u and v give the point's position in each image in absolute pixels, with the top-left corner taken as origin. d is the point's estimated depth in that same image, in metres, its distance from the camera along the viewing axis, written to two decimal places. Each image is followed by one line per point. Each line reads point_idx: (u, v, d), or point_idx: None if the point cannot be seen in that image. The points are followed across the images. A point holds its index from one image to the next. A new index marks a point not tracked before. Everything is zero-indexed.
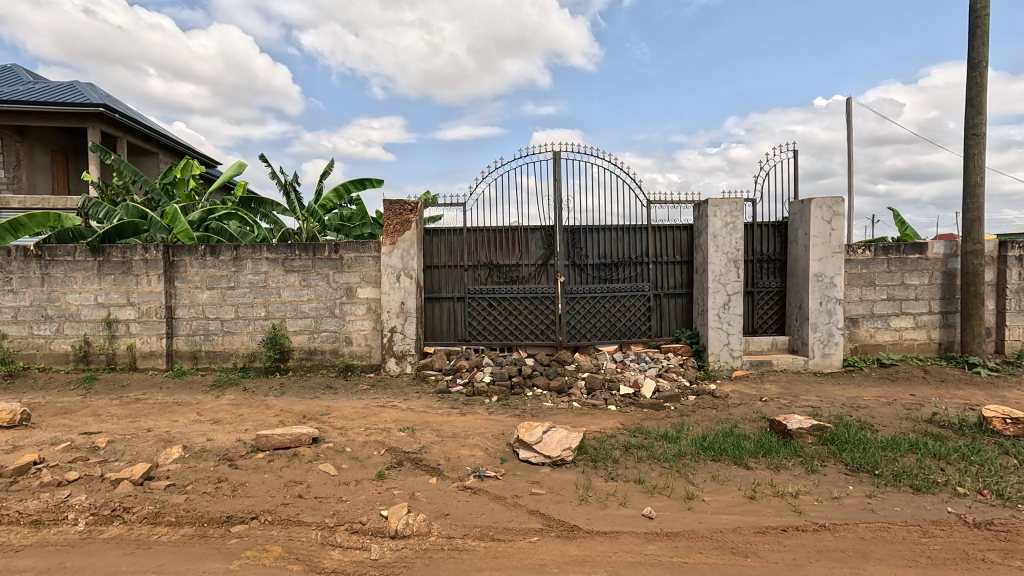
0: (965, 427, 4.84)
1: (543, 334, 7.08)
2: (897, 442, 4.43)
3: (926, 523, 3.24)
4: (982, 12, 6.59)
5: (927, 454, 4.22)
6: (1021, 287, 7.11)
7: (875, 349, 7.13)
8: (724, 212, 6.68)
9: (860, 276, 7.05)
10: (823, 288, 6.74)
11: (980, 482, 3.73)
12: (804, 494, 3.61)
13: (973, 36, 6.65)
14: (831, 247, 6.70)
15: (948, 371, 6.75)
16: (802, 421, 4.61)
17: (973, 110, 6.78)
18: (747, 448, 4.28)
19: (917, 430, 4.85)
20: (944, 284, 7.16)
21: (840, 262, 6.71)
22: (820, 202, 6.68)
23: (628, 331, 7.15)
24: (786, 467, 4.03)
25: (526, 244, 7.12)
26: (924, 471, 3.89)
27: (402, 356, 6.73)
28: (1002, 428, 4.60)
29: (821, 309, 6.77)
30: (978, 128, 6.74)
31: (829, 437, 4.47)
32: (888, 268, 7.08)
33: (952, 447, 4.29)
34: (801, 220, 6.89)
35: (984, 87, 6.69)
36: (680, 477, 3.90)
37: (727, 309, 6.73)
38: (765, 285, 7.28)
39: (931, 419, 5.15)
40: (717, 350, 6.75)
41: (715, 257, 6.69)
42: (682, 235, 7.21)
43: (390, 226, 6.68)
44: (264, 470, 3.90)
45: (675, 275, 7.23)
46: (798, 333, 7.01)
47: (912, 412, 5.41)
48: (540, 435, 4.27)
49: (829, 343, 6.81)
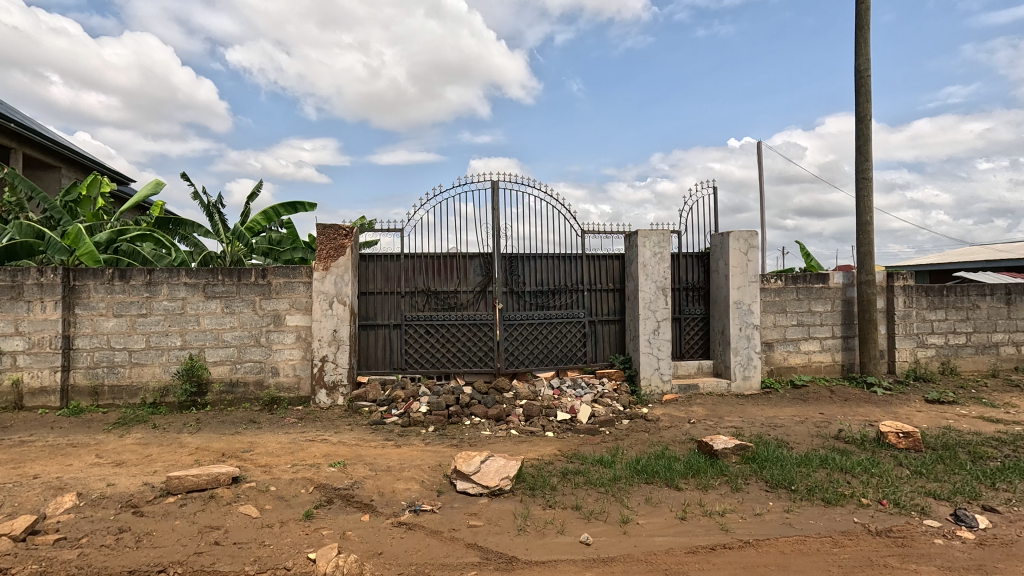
0: (866, 441, 5.31)
1: (481, 361, 7.04)
2: (810, 458, 4.78)
3: (836, 534, 3.49)
4: (866, 73, 7.53)
5: (836, 468, 4.58)
6: (906, 314, 8.00)
7: (788, 371, 7.71)
8: (652, 243, 7.06)
9: (773, 304, 7.65)
10: (741, 315, 7.25)
11: (880, 493, 4.08)
12: (729, 512, 3.78)
13: (859, 93, 7.58)
14: (747, 277, 7.24)
15: (850, 391, 7.40)
16: (726, 441, 4.88)
17: (861, 157, 7.66)
18: (677, 470, 4.45)
19: (826, 446, 5.25)
20: (844, 311, 7.90)
21: (756, 290, 7.26)
22: (737, 235, 7.23)
23: (565, 358, 7.28)
24: (713, 486, 4.22)
25: (464, 271, 7.13)
26: (833, 485, 4.21)
27: (333, 387, 6.44)
28: (896, 441, 5.11)
29: (740, 335, 7.26)
30: (866, 173, 7.61)
31: (749, 455, 4.77)
32: (797, 296, 7.74)
33: (856, 461, 4.68)
34: (721, 251, 7.41)
35: (870, 137, 7.59)
36: (615, 501, 3.97)
37: (657, 335, 7.04)
38: (691, 312, 7.71)
39: (837, 435, 5.60)
40: (649, 374, 7.02)
41: (645, 285, 7.03)
42: (615, 264, 7.52)
43: (323, 251, 6.46)
44: (175, 516, 3.55)
45: (608, 302, 7.50)
46: (721, 357, 7.44)
47: (822, 429, 5.85)
48: (478, 464, 4.20)
49: (748, 366, 7.29)
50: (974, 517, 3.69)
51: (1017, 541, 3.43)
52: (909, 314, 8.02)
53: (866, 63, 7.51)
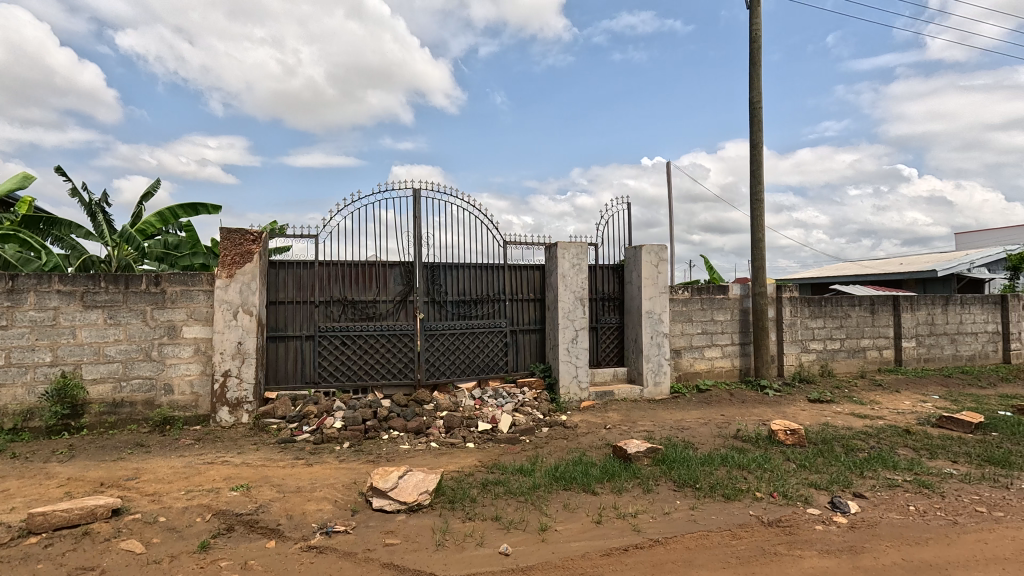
0: (760, 439, 5.81)
1: (400, 373, 6.86)
2: (712, 457, 5.14)
3: (735, 527, 3.77)
4: (758, 105, 8.34)
5: (734, 465, 4.97)
6: (792, 322, 8.89)
7: (693, 376, 8.26)
8: (571, 254, 7.29)
9: (681, 313, 8.19)
10: (653, 324, 7.67)
11: (771, 487, 4.47)
12: (641, 513, 3.96)
13: (753, 122, 8.37)
14: (657, 288, 7.70)
15: (747, 393, 8.07)
16: (638, 444, 5.12)
17: (755, 180, 8.44)
18: (593, 475, 4.59)
19: (726, 445, 5.69)
20: (741, 320, 8.62)
21: (665, 301, 7.73)
22: (649, 248, 7.66)
23: (486, 367, 7.29)
24: (626, 489, 4.41)
25: (384, 280, 6.93)
26: (732, 481, 4.56)
27: (237, 404, 5.96)
28: (785, 438, 5.64)
29: (652, 342, 7.68)
30: (759, 195, 8.41)
31: (659, 457, 5.04)
32: (701, 306, 8.34)
33: (751, 458, 5.11)
34: (634, 264, 7.81)
35: (762, 163, 8.40)
36: (534, 509, 4.01)
37: (575, 344, 7.26)
38: (607, 321, 8.04)
39: (736, 434, 6.08)
40: (567, 382, 7.21)
41: (564, 295, 7.23)
42: (535, 274, 7.67)
43: (227, 257, 5.99)
44: (38, 559, 3.09)
45: (529, 312, 7.62)
46: (634, 364, 7.81)
47: (722, 430, 6.32)
48: (395, 480, 4.07)
49: (658, 372, 7.72)
50: (847, 503, 4.16)
51: (880, 522, 3.90)
52: (794, 323, 8.92)
53: (758, 95, 8.32)
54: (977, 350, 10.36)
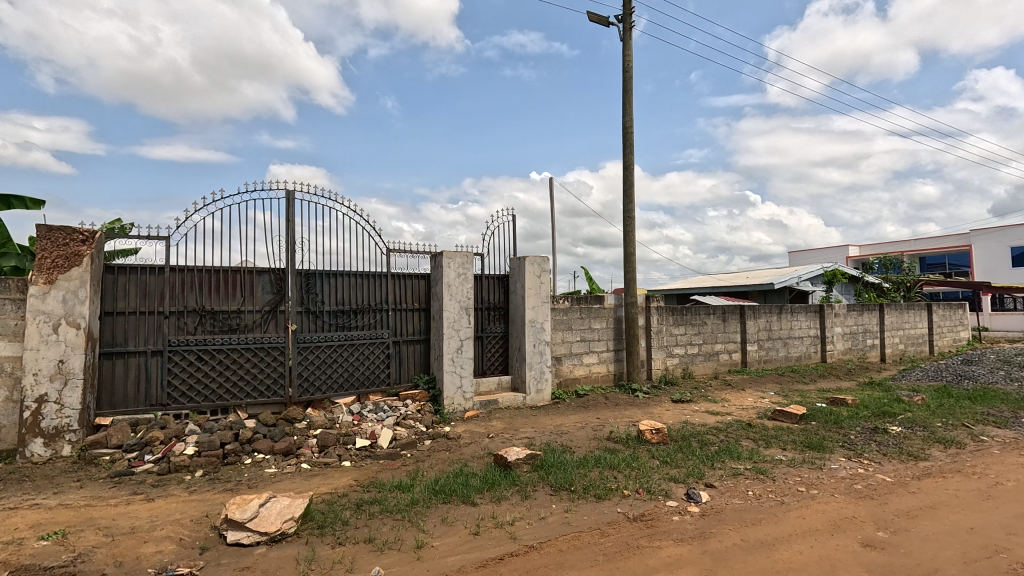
0: (629, 439, 6.25)
1: (268, 390, 6.29)
2: (587, 459, 5.41)
3: (603, 525, 3.99)
4: (630, 129, 9.07)
5: (606, 465, 5.27)
6: (659, 329, 9.74)
7: (573, 382, 8.67)
8: (457, 264, 7.28)
9: (561, 322, 8.57)
10: (535, 332, 7.92)
11: (637, 483, 4.82)
12: (518, 520, 4.03)
13: (626, 145, 9.08)
14: (540, 298, 7.98)
15: (620, 396, 8.65)
16: (518, 452, 5.22)
17: (627, 199, 9.15)
18: (474, 486, 4.58)
19: (600, 447, 6.03)
20: (616, 328, 9.25)
21: (547, 310, 8.04)
22: (532, 259, 7.92)
23: (366, 381, 6.97)
24: (506, 497, 4.46)
25: (250, 288, 6.34)
26: (603, 481, 4.83)
27: (56, 435, 5.03)
28: (651, 437, 6.13)
29: (534, 351, 7.92)
30: (631, 212, 9.12)
31: (538, 463, 5.19)
32: (580, 315, 8.81)
33: (621, 457, 5.47)
34: (518, 274, 8.02)
35: (633, 183, 9.13)
36: (411, 526, 3.89)
37: (460, 354, 7.23)
38: (492, 331, 8.14)
39: (609, 436, 6.48)
40: (452, 393, 7.15)
41: (449, 305, 7.19)
42: (420, 283, 7.53)
43: (45, 260, 5.07)
44: None
45: (413, 322, 7.45)
46: (518, 372, 7.99)
47: (597, 432, 6.70)
48: (255, 509, 3.70)
49: (540, 380, 7.98)
50: (699, 493, 4.61)
51: (725, 508, 4.38)
52: (661, 330, 9.79)
53: (631, 121, 9.06)
54: (803, 351, 12.20)
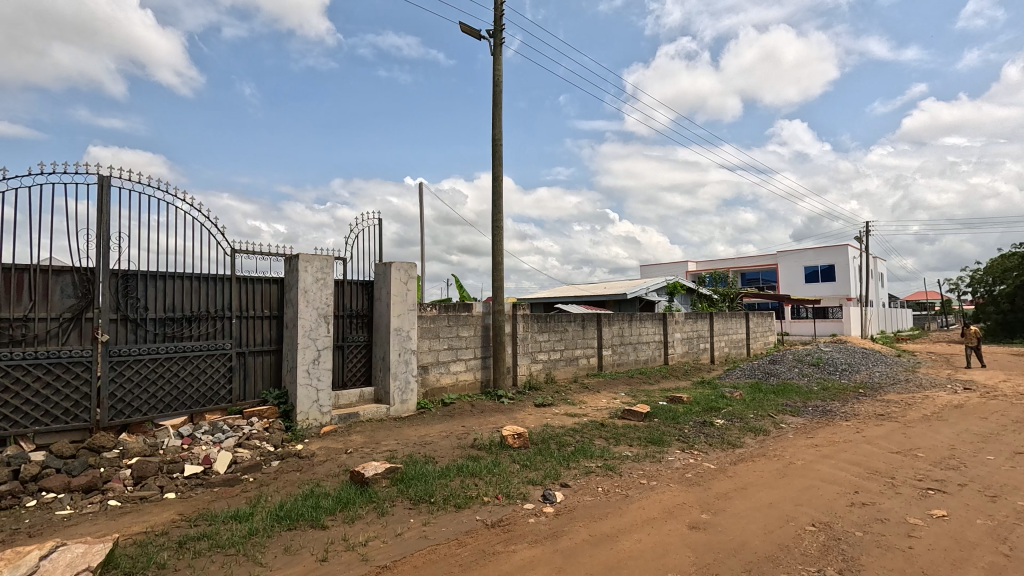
0: (492, 445, 6.32)
1: (67, 414, 5.23)
2: (449, 468, 5.35)
3: (461, 535, 3.95)
4: (499, 141, 9.31)
5: (468, 473, 5.26)
6: (524, 336, 10.09)
7: (439, 391, 8.57)
8: (314, 268, 6.77)
9: (428, 330, 8.44)
10: (401, 341, 7.68)
11: (497, 489, 4.87)
12: (372, 540, 3.81)
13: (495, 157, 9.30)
14: (406, 305, 7.77)
15: (486, 403, 8.75)
16: (377, 466, 4.98)
17: (496, 209, 9.36)
18: (325, 507, 4.25)
19: (463, 455, 6.01)
20: (483, 335, 9.36)
21: (413, 318, 7.86)
22: (398, 265, 7.69)
23: (202, 398, 6.14)
24: (360, 516, 4.20)
25: (43, 290, 5.24)
26: (464, 490, 4.81)
27: None
28: (513, 441, 6.28)
29: (399, 360, 7.66)
30: (499, 222, 9.34)
31: (398, 476, 5.00)
32: (448, 323, 8.76)
33: (483, 464, 5.50)
34: (383, 280, 7.72)
35: (502, 194, 9.37)
36: (246, 561, 3.47)
37: (316, 365, 6.72)
38: (353, 340, 7.71)
39: (472, 444, 6.49)
40: (306, 408, 6.60)
41: (305, 312, 6.65)
42: (271, 288, 6.86)
43: None
44: None
45: (262, 331, 6.76)
46: (381, 383, 7.67)
47: (461, 441, 6.67)
48: (34, 564, 3.04)
49: (405, 390, 7.74)
50: (555, 493, 4.81)
51: (577, 506, 4.62)
52: (526, 337, 10.15)
53: (499, 133, 9.30)
54: (649, 355, 13.54)
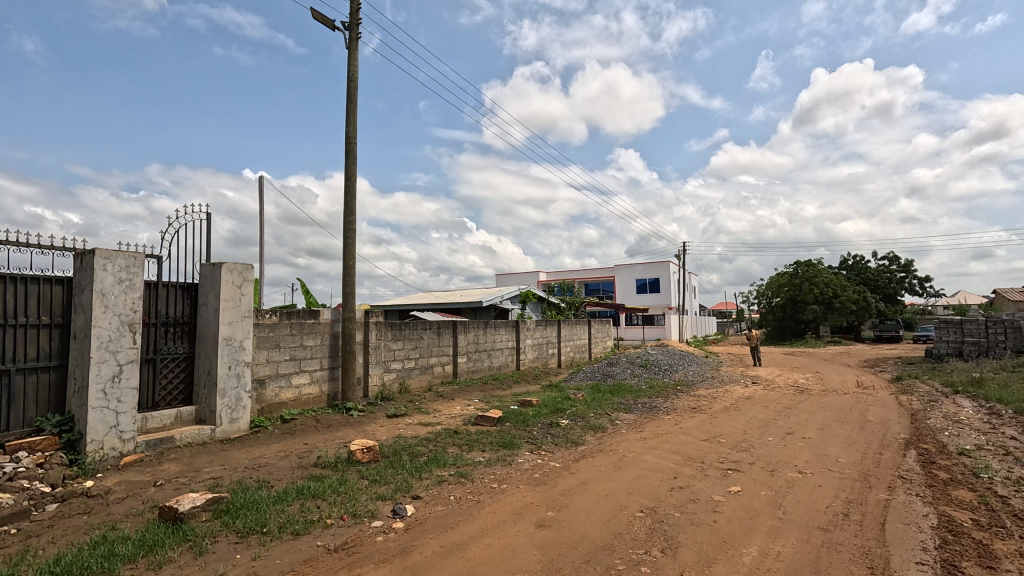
0: (339, 462, 5.89)
1: None
2: (286, 492, 4.84)
3: (298, 566, 3.58)
4: (354, 140, 8.85)
5: (309, 495, 4.81)
6: (376, 345, 9.66)
7: (278, 407, 7.75)
8: (117, 266, 5.67)
9: (266, 339, 7.61)
10: (232, 352, 6.79)
11: (342, 509, 4.54)
12: None
13: (348, 155, 8.81)
14: (239, 312, 6.91)
15: (332, 417, 8.15)
16: (195, 498, 4.30)
17: (348, 210, 8.85)
18: (121, 555, 3.52)
19: (304, 476, 5.49)
20: (331, 345, 8.74)
21: (248, 326, 7.02)
22: (230, 267, 6.82)
23: None
24: (170, 560, 3.57)
25: None
26: (303, 514, 4.38)
27: None
28: (361, 456, 5.93)
29: (229, 374, 6.76)
30: (352, 224, 8.85)
31: (222, 507, 4.37)
32: (290, 332, 8.01)
33: (327, 484, 5.09)
34: (211, 283, 6.77)
35: (355, 195, 8.89)
36: None
37: (117, 383, 5.61)
38: (170, 352, 6.61)
39: (315, 462, 5.97)
40: (100, 435, 5.45)
41: (102, 319, 5.50)
42: (54, 290, 5.58)
43: None
44: None
45: (39, 343, 5.44)
46: (205, 401, 6.68)
47: (302, 460, 6.10)
48: None
49: (236, 408, 6.84)
50: (405, 507, 4.63)
51: (428, 518, 4.50)
52: (378, 345, 9.72)
53: (354, 131, 8.84)
54: (502, 361, 13.95)
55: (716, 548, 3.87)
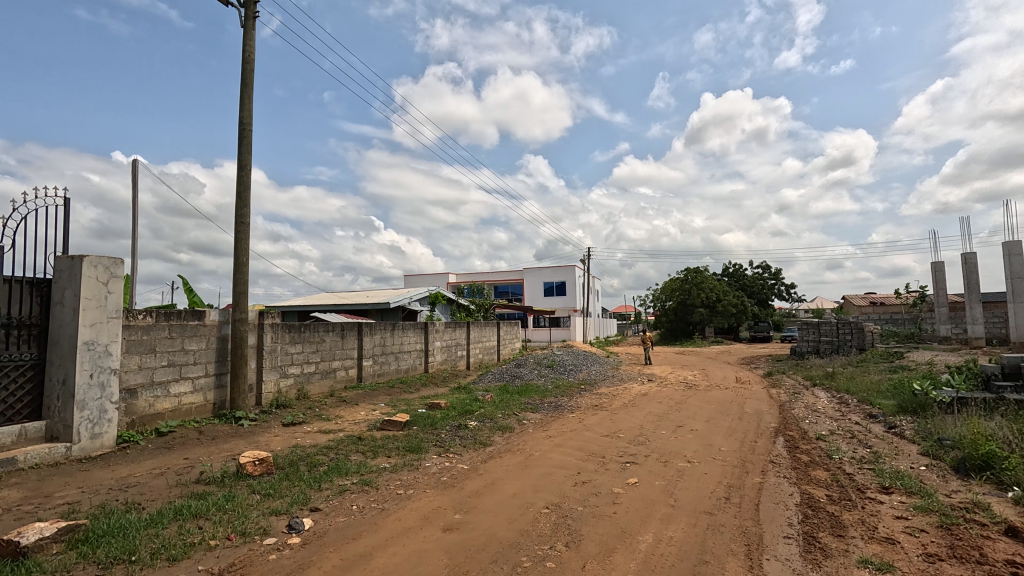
0: (225, 477, 5.38)
1: None
2: (161, 513, 4.32)
3: None
4: (248, 127, 8.17)
5: (189, 515, 4.34)
6: (272, 348, 8.98)
7: (153, 419, 6.91)
8: None
9: (139, 343, 6.76)
10: (94, 358, 5.95)
11: (229, 528, 4.14)
12: None
13: (242, 143, 8.11)
14: (105, 312, 6.08)
15: (218, 428, 7.42)
16: (43, 528, 3.69)
17: (241, 202, 8.15)
18: None
19: (184, 494, 4.94)
20: (218, 348, 7.97)
21: (116, 328, 6.20)
22: (94, 261, 5.98)
23: None
24: None
25: None
26: (182, 537, 3.93)
27: None
28: (252, 469, 5.47)
29: (91, 383, 5.91)
30: (245, 218, 8.16)
31: (79, 537, 3.79)
32: (169, 335, 7.19)
33: (212, 501, 4.62)
34: (69, 279, 5.89)
35: (249, 186, 8.21)
36: None
37: None
38: (13, 358, 5.63)
39: (197, 479, 5.40)
40: None
41: None
42: None
43: None
44: None
45: None
46: (59, 416, 5.78)
47: (181, 477, 5.48)
48: None
49: (99, 422, 5.99)
50: (302, 521, 4.34)
51: (327, 530, 4.25)
52: (274, 349, 9.05)
53: (249, 117, 8.16)
54: (410, 364, 13.64)
55: (616, 538, 4.06)
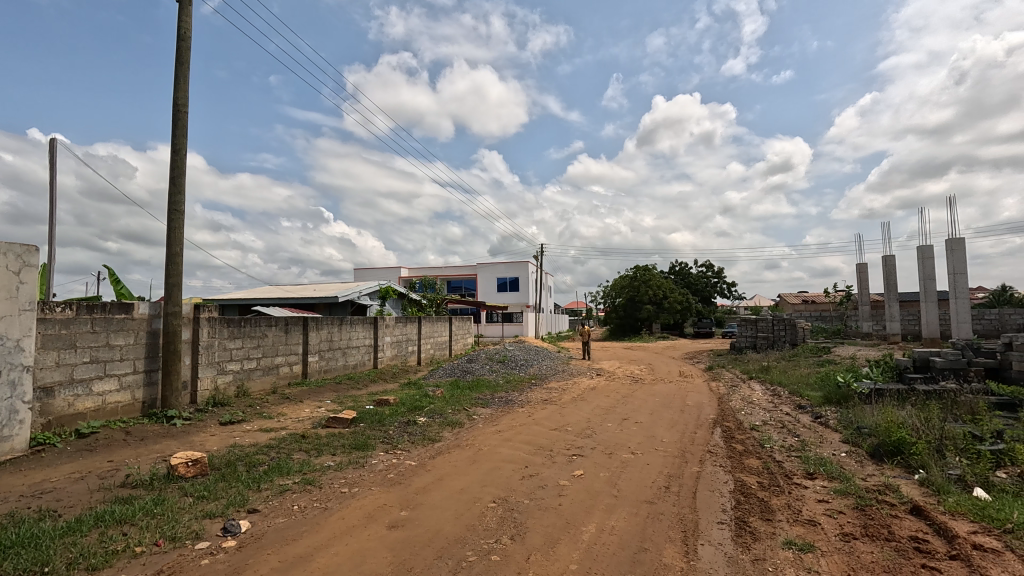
0: (155, 480, 5.07)
1: None
2: (80, 521, 4.02)
3: None
4: (183, 109, 7.69)
5: (112, 522, 4.06)
6: (208, 344, 8.53)
7: (72, 419, 6.41)
8: None
9: (57, 338, 6.25)
10: (3, 354, 5.45)
11: (157, 534, 3.91)
12: None
13: (176, 125, 7.63)
14: (16, 304, 5.59)
15: (148, 428, 6.98)
16: None
17: (175, 188, 7.67)
18: None
19: (107, 499, 4.62)
20: (148, 344, 7.50)
21: (29, 321, 5.71)
22: (3, 248, 5.48)
23: None
24: None
25: None
26: (103, 544, 3.69)
27: None
28: (185, 471, 5.18)
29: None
30: (179, 205, 7.69)
31: None
32: (91, 329, 6.70)
33: (138, 506, 4.34)
34: None
35: (183, 172, 7.74)
36: None
37: None
38: None
39: (123, 482, 5.06)
40: None
41: None
42: None
43: None
44: None
45: None
46: None
47: (105, 481, 5.13)
48: None
49: (9, 424, 5.49)
50: (239, 524, 4.16)
51: (266, 532, 4.10)
52: (211, 344, 8.60)
53: (184, 99, 7.69)
54: (358, 359, 13.32)
55: (560, 529, 4.14)
